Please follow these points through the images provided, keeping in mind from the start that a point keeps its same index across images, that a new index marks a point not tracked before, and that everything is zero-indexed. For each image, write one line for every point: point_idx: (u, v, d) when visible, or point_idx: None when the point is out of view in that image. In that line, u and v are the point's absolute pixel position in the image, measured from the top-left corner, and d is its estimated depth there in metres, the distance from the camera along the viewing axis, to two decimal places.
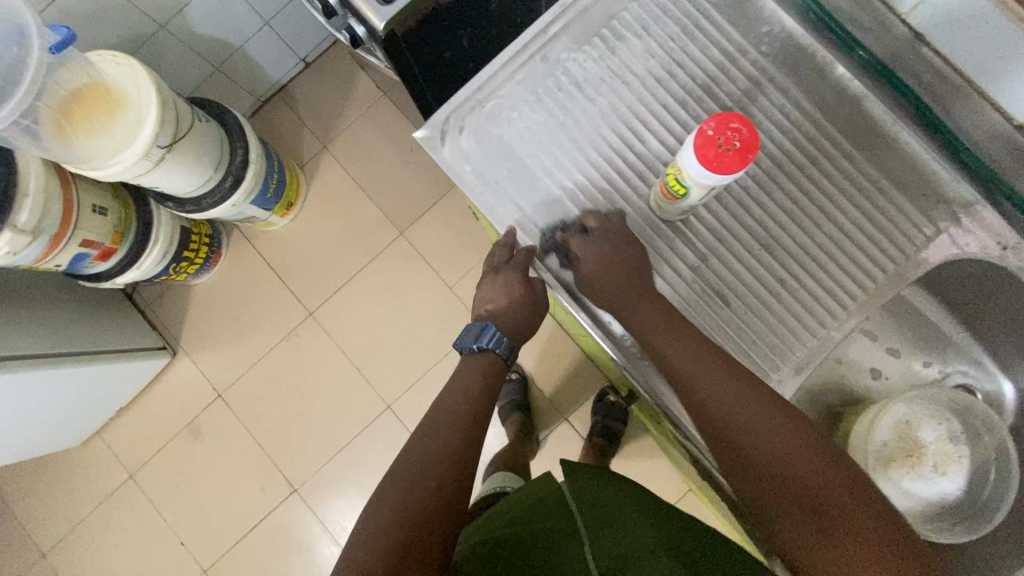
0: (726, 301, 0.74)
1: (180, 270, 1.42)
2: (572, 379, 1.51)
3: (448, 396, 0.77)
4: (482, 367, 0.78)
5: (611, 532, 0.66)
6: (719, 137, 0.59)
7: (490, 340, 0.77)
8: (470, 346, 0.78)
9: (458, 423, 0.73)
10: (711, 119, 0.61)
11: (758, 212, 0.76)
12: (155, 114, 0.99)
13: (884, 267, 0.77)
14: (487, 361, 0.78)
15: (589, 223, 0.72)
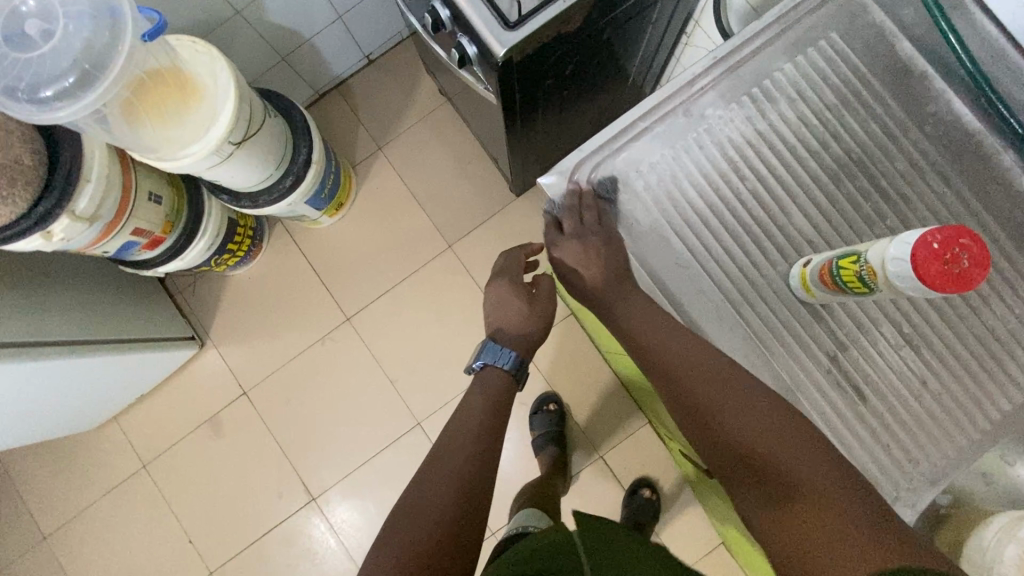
0: (863, 396, 0.67)
1: (221, 262, 1.37)
2: (610, 416, 1.47)
3: (453, 425, 0.79)
4: (486, 382, 0.86)
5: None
6: (946, 253, 0.52)
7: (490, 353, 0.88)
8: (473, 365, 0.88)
9: (464, 445, 0.75)
10: (932, 228, 0.53)
11: (904, 305, 0.69)
12: (232, 108, 0.94)
13: None
14: (493, 376, 0.87)
15: (711, 289, 0.70)
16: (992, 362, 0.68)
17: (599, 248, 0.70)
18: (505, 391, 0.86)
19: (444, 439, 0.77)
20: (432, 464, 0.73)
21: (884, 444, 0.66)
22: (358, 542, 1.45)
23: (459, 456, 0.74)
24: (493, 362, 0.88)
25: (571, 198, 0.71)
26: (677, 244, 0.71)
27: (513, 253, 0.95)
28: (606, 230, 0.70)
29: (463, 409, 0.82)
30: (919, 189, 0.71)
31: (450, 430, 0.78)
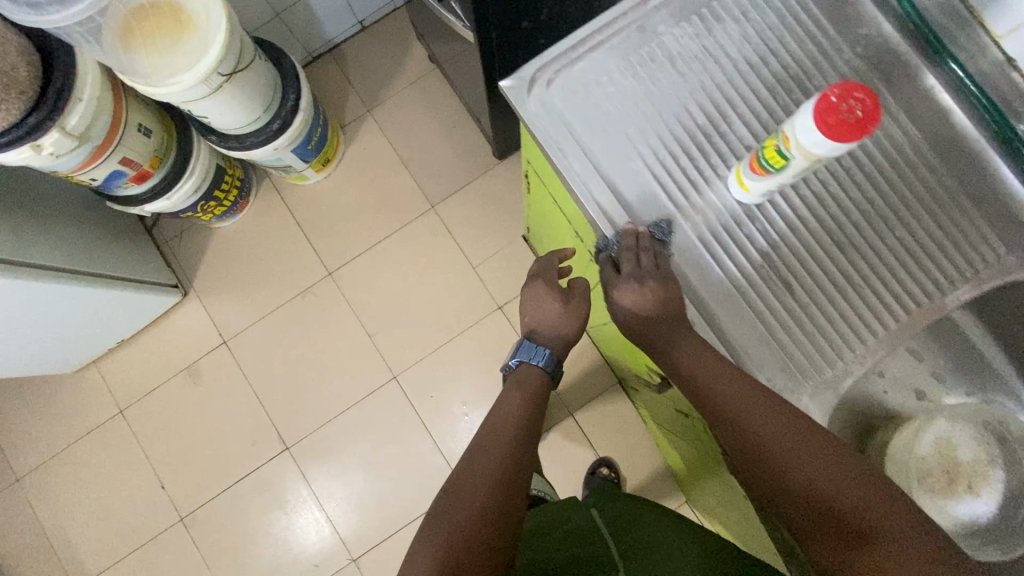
0: (794, 300, 0.63)
1: (207, 209, 1.40)
2: (582, 377, 1.50)
3: (492, 422, 0.78)
4: (521, 378, 0.85)
5: (641, 540, 0.81)
6: (841, 104, 0.48)
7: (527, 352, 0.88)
8: (509, 363, 0.88)
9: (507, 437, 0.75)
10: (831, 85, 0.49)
11: (835, 209, 0.64)
12: (221, 41, 0.98)
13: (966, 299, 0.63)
14: (532, 377, 0.85)
15: (652, 195, 0.65)
16: (967, 278, 0.62)
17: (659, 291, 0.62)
18: (541, 389, 0.85)
19: (482, 438, 0.75)
20: (472, 459, 0.71)
21: (844, 362, 0.62)
22: (330, 493, 1.47)
23: (498, 453, 0.72)
24: (529, 359, 0.87)
25: (629, 238, 0.63)
26: (633, 162, 0.66)
27: (548, 257, 0.92)
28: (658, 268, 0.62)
29: (499, 407, 0.81)
30: (887, 102, 0.65)
31: (489, 429, 0.76)
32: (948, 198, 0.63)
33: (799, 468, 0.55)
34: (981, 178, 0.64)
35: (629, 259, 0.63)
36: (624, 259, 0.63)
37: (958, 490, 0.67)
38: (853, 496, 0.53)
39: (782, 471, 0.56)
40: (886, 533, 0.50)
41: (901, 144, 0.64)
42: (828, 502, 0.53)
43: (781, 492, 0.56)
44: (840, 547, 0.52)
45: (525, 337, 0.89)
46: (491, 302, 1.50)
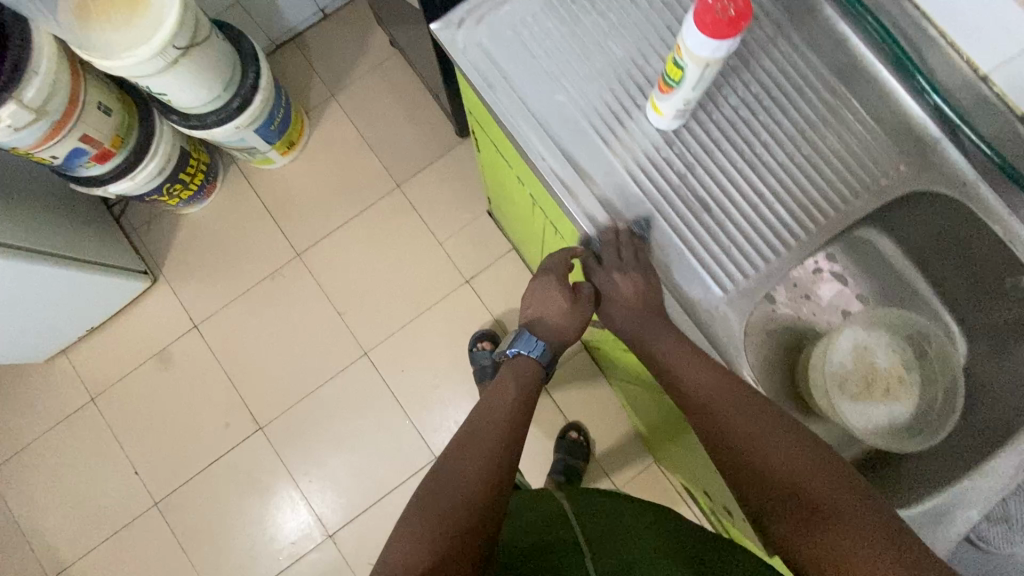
0: (709, 213, 0.67)
1: (173, 193, 1.42)
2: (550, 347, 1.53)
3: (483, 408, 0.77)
4: (516, 366, 0.81)
5: (608, 534, 0.80)
6: (716, 5, 0.50)
7: (524, 344, 0.83)
8: (506, 351, 0.84)
9: (496, 423, 0.74)
10: None
11: (746, 129, 0.68)
12: (172, 16, 1.01)
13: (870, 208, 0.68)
14: (523, 366, 0.82)
15: (577, 124, 0.69)
16: (869, 188, 0.68)
17: (641, 283, 0.65)
18: (535, 381, 0.82)
19: (466, 445, 0.72)
20: (463, 449, 0.71)
21: (757, 269, 0.67)
22: (305, 472, 1.47)
23: (483, 457, 0.70)
24: (526, 352, 0.83)
25: (608, 235, 0.66)
26: (558, 94, 0.70)
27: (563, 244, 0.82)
28: (641, 262, 0.65)
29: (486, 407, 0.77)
30: (790, 32, 0.71)
31: (468, 434, 0.73)
32: (847, 117, 0.69)
33: (758, 447, 0.60)
34: (878, 98, 0.70)
35: (610, 253, 0.65)
36: (605, 253, 0.65)
37: (878, 394, 0.71)
38: (808, 473, 0.57)
39: (744, 448, 0.60)
40: (837, 508, 0.54)
41: (804, 71, 0.70)
42: (785, 478, 0.58)
43: (755, 484, 0.60)
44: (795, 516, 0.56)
45: (524, 328, 0.84)
46: (458, 276, 1.52)
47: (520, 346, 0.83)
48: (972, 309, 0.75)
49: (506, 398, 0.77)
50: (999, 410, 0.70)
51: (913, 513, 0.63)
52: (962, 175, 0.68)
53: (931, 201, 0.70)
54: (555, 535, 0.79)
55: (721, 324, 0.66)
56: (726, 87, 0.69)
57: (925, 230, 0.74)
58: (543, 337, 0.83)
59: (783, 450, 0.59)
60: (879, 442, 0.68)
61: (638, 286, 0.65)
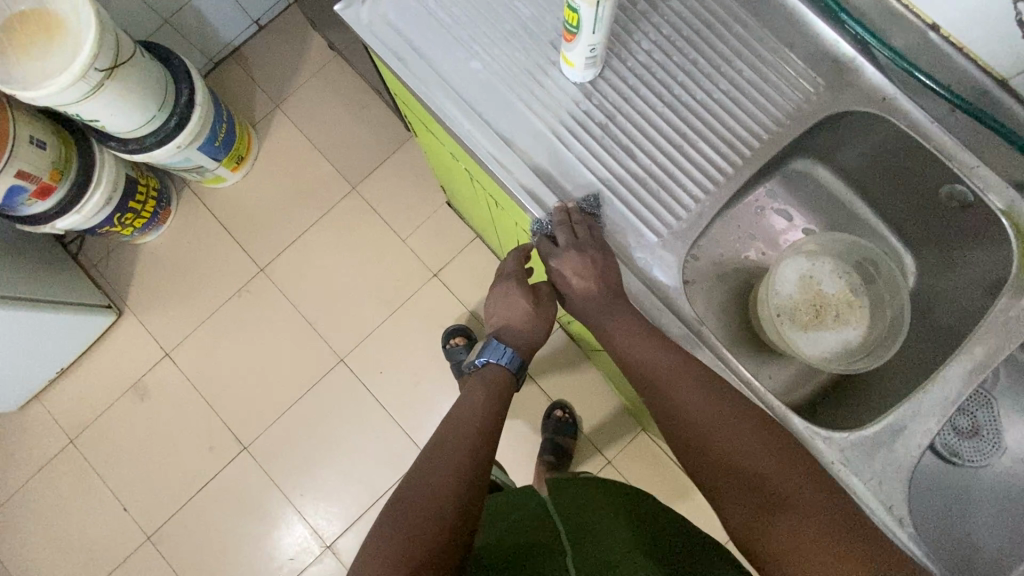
0: (635, 161, 0.67)
1: (125, 223, 1.40)
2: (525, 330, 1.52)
3: (451, 418, 0.71)
4: (484, 379, 0.76)
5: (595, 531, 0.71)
6: None
7: (493, 353, 0.78)
8: (475, 361, 0.79)
9: (466, 428, 0.68)
10: None
11: (660, 71, 0.68)
12: (91, 39, 0.99)
13: (792, 134, 0.68)
14: (491, 376, 0.77)
15: (491, 85, 0.68)
16: (788, 115, 0.68)
17: (600, 261, 0.63)
18: (505, 393, 0.76)
19: (423, 496, 0.61)
20: (433, 455, 0.65)
21: (686, 209, 0.67)
22: (295, 485, 1.45)
23: (454, 459, 0.65)
24: (495, 359, 0.78)
25: (559, 214, 0.64)
26: (470, 60, 0.69)
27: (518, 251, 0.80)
28: (597, 242, 0.64)
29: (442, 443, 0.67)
30: None
31: (425, 480, 0.62)
32: (760, 49, 0.69)
33: (728, 441, 0.57)
34: (788, 24, 0.69)
35: (565, 234, 0.63)
36: (559, 233, 0.63)
37: (827, 321, 0.72)
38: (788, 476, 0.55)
39: (705, 436, 0.59)
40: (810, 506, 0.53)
41: (712, 8, 0.70)
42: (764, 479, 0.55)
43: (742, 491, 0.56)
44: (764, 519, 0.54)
45: (492, 336, 0.80)
46: (425, 271, 1.51)
47: (488, 355, 0.78)
48: (915, 229, 0.75)
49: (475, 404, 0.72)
50: (947, 324, 0.70)
51: (871, 430, 0.62)
52: (881, 91, 0.68)
53: (855, 121, 0.70)
54: (537, 536, 0.71)
55: (658, 269, 0.66)
56: (637, 32, 0.69)
57: (858, 151, 0.74)
58: (511, 344, 0.78)
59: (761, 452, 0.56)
60: (832, 366, 0.69)
61: (595, 266, 0.63)
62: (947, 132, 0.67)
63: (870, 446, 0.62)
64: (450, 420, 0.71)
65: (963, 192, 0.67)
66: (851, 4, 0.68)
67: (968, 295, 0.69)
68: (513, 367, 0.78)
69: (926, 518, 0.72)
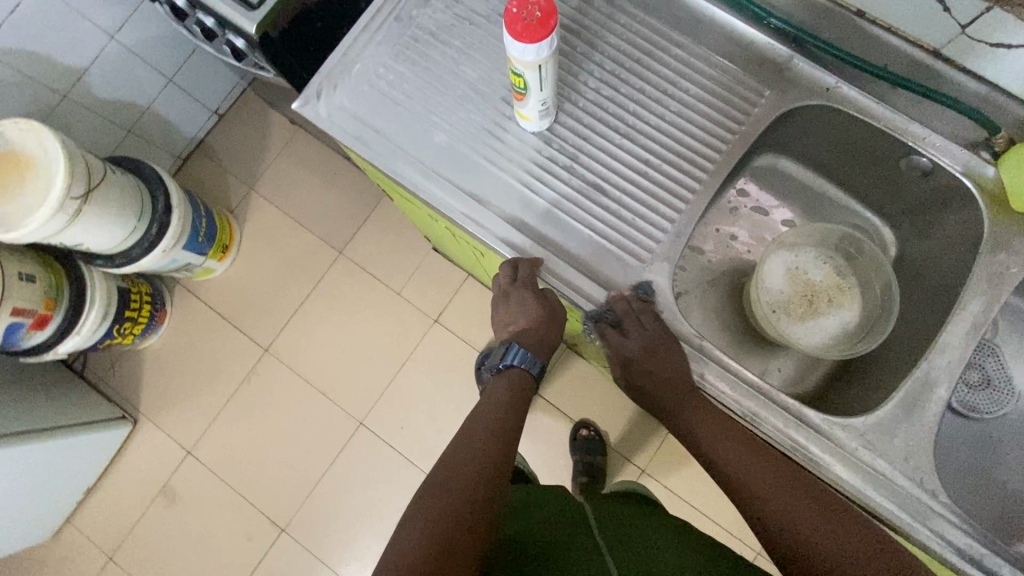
0: (606, 194, 0.69)
1: (125, 332, 1.42)
2: None
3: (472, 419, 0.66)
4: (507, 388, 0.68)
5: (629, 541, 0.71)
6: (522, 11, 0.51)
7: (516, 359, 0.69)
8: (495, 366, 0.70)
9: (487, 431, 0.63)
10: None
11: (612, 105, 0.71)
12: (64, 170, 1.02)
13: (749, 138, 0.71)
14: (516, 380, 0.70)
15: (457, 149, 0.71)
16: (741, 124, 0.70)
17: (667, 340, 0.65)
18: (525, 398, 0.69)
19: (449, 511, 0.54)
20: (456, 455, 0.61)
21: (666, 230, 0.69)
22: (338, 556, 1.45)
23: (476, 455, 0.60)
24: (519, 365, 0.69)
25: (620, 304, 0.66)
26: (431, 130, 0.71)
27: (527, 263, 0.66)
28: (665, 331, 0.65)
29: (457, 450, 0.61)
30: (624, 6, 0.73)
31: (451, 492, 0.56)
32: (701, 64, 0.72)
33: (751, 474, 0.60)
34: (722, 36, 0.72)
35: (633, 325, 0.65)
36: (627, 325, 0.65)
37: (821, 307, 0.74)
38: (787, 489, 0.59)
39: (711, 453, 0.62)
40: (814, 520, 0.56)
41: (649, 36, 0.72)
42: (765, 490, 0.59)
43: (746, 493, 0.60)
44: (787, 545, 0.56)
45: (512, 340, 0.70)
46: (425, 320, 1.53)
47: (511, 361, 0.69)
48: (886, 199, 0.78)
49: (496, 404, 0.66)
50: (934, 285, 0.72)
51: (887, 410, 0.63)
52: (824, 82, 0.71)
53: (806, 114, 0.73)
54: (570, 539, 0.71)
55: (650, 293, 0.68)
56: (583, 73, 0.71)
57: (816, 139, 0.76)
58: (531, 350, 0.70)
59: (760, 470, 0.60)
60: (836, 352, 0.70)
61: (659, 345, 0.64)
62: (895, 109, 0.70)
63: (887, 424, 0.63)
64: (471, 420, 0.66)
65: (921, 161, 0.69)
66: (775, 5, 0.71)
67: (947, 255, 0.71)
68: (535, 370, 0.70)
69: (956, 478, 0.73)
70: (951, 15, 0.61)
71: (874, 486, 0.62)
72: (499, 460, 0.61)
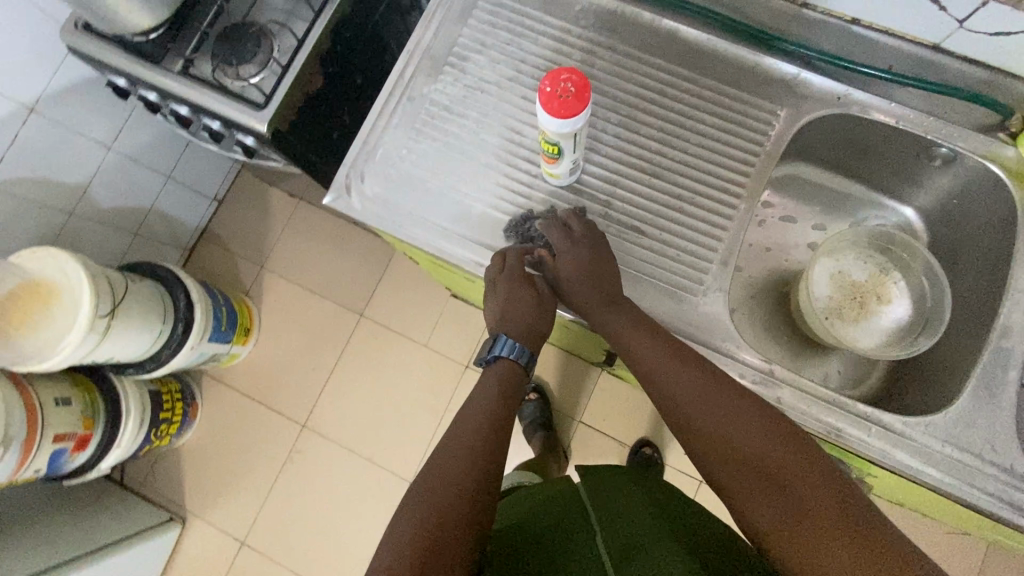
0: (644, 234, 0.70)
1: (162, 434, 1.41)
2: (571, 366, 1.40)
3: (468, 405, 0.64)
4: (497, 377, 0.65)
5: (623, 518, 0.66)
6: (558, 88, 0.53)
7: (504, 348, 0.66)
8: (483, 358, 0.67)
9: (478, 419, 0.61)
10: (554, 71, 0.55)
11: (634, 147, 0.72)
12: (88, 291, 1.02)
13: (772, 156, 0.72)
14: (502, 372, 0.66)
15: (491, 215, 0.72)
16: (761, 146, 0.72)
17: (595, 245, 0.66)
18: (519, 390, 0.65)
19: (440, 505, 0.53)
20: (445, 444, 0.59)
21: (710, 259, 0.70)
22: None
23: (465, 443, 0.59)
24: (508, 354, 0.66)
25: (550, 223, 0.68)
26: (462, 201, 0.72)
27: (514, 253, 0.68)
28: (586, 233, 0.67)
29: (444, 451, 0.59)
30: (626, 49, 0.75)
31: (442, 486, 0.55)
32: (710, 92, 0.73)
33: (739, 435, 0.55)
34: (725, 64, 0.74)
35: (559, 237, 0.67)
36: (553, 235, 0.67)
37: (871, 307, 0.75)
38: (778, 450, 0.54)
39: (696, 415, 0.58)
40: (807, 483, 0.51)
41: (657, 76, 0.74)
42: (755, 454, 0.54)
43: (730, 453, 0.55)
44: (775, 516, 0.51)
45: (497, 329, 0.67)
46: (457, 368, 1.52)
47: (500, 351, 0.66)
48: (910, 188, 0.79)
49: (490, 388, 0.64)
50: (974, 265, 0.73)
51: (964, 400, 0.64)
52: (834, 91, 0.72)
53: (820, 124, 0.75)
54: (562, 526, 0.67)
55: (707, 325, 0.68)
56: (599, 121, 0.73)
57: (833, 144, 0.78)
58: (519, 337, 0.66)
59: (754, 432, 0.55)
60: (895, 350, 0.71)
61: (587, 260, 0.65)
62: (907, 106, 0.71)
63: (966, 416, 0.64)
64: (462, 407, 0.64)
65: (942, 151, 0.71)
66: (769, 26, 0.74)
67: (982, 235, 0.73)
68: (524, 360, 0.67)
69: None
70: (949, 14, 0.62)
71: (969, 480, 0.62)
72: (491, 445, 0.59)
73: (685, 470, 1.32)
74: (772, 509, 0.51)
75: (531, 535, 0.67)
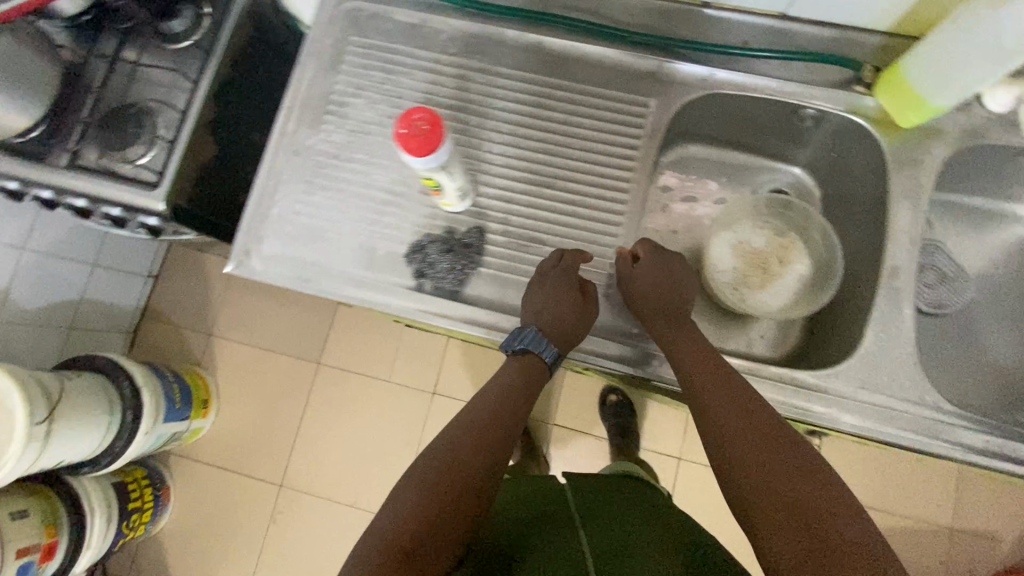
0: (545, 244, 0.72)
1: (135, 524, 1.37)
2: None
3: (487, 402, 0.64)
4: (519, 369, 0.65)
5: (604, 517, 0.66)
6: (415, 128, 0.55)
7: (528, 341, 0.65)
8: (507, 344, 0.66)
9: (494, 423, 0.62)
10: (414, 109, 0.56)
11: (521, 162, 0.74)
12: (20, 399, 0.99)
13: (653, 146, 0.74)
14: (526, 363, 0.66)
15: (395, 253, 0.73)
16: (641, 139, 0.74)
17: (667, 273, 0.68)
18: (534, 387, 0.66)
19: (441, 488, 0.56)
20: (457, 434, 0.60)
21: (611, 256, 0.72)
22: None
23: (477, 439, 0.60)
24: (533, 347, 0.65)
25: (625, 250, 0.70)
26: (362, 244, 0.73)
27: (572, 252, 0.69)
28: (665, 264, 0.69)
29: (458, 442, 0.60)
30: (497, 68, 0.77)
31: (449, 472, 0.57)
32: (584, 95, 0.76)
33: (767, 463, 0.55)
34: (593, 66, 0.76)
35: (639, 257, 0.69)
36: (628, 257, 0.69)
37: (775, 269, 0.77)
38: (806, 487, 0.52)
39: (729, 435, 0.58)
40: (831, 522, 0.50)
41: (532, 89, 0.76)
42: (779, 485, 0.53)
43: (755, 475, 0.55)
44: (785, 548, 0.50)
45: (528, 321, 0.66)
46: (424, 396, 1.52)
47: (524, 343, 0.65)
48: (793, 149, 0.83)
49: (507, 384, 0.65)
50: (861, 212, 0.77)
51: (869, 342, 0.67)
52: (698, 74, 0.75)
53: (694, 106, 0.77)
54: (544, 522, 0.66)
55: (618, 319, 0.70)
56: (484, 142, 0.75)
57: (711, 122, 0.81)
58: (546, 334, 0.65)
59: (784, 465, 0.54)
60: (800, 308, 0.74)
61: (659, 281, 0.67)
62: (769, 76, 0.74)
63: (873, 358, 0.67)
64: (480, 403, 0.64)
65: (809, 112, 0.74)
66: (626, 24, 0.77)
67: (863, 182, 0.76)
68: (548, 358, 0.66)
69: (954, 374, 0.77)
70: None
71: (887, 421, 0.65)
72: (498, 445, 0.61)
73: (660, 451, 1.34)
74: (784, 540, 0.50)
75: (513, 532, 0.66)
